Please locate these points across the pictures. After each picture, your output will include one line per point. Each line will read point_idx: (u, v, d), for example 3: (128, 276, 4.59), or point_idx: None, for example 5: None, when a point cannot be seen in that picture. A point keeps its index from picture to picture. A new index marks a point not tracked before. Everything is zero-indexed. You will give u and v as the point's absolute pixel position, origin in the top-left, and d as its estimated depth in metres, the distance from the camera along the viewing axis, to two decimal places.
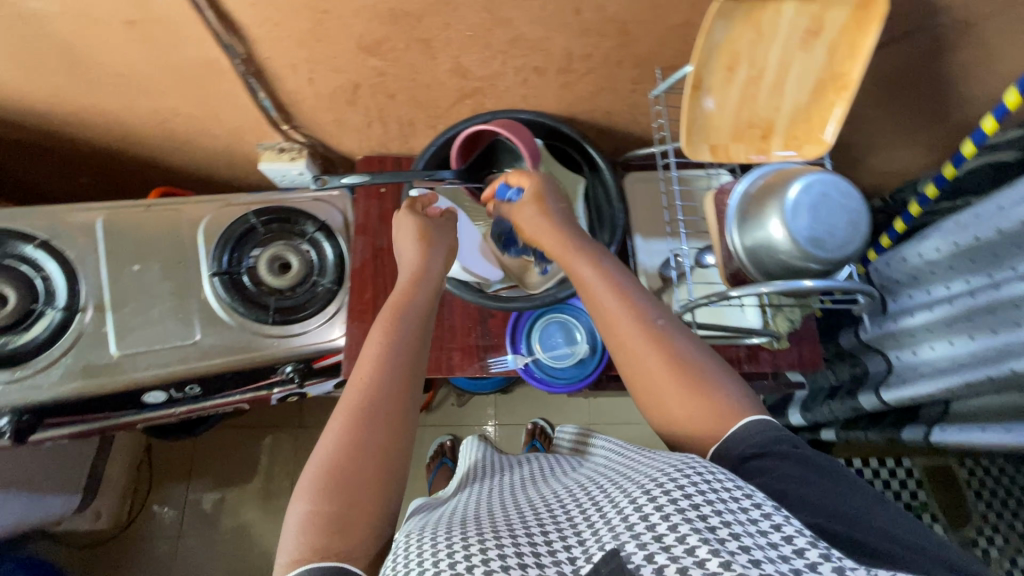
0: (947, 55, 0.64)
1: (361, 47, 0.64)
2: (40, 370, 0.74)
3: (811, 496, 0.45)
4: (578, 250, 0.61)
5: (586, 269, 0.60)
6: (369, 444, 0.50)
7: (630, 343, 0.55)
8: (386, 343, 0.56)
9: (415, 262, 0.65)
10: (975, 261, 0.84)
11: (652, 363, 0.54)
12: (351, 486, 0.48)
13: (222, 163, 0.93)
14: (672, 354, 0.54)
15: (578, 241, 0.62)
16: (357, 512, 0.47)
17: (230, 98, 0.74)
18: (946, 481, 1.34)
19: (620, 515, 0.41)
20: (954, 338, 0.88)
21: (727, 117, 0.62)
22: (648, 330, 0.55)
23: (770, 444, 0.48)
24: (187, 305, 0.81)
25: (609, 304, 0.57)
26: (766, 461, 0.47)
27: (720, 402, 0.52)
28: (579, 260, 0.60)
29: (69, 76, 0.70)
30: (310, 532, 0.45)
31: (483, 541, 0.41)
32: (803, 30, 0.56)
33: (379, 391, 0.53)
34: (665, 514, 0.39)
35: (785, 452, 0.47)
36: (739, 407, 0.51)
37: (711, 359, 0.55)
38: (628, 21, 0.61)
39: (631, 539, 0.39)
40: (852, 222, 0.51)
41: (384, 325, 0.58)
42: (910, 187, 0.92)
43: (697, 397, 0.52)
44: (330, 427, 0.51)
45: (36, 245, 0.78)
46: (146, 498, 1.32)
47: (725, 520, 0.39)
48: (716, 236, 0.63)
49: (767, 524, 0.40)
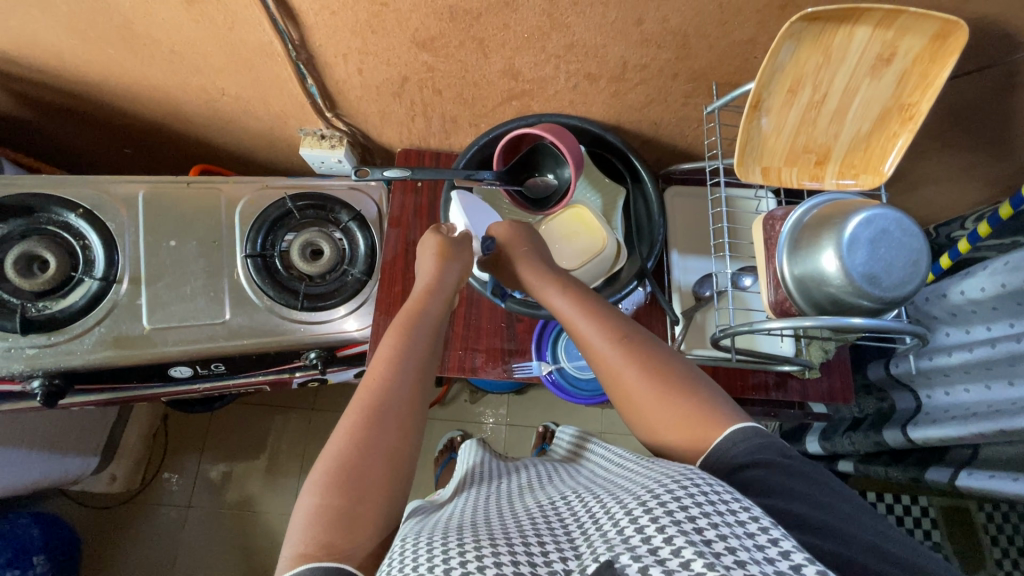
0: (1020, 92, 0.62)
1: (415, 41, 0.64)
2: (75, 336, 0.76)
3: (806, 511, 0.43)
4: (550, 280, 0.64)
5: (560, 302, 0.62)
6: (380, 443, 0.50)
7: (603, 358, 0.57)
8: (400, 346, 0.57)
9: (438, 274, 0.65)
10: (1023, 304, 0.81)
11: (625, 378, 0.55)
12: (358, 480, 0.47)
13: (262, 145, 0.94)
14: (644, 366, 0.55)
15: (548, 273, 0.64)
16: (363, 510, 0.47)
17: (279, 82, 0.74)
18: (963, 525, 1.31)
19: (614, 526, 0.39)
20: (992, 383, 0.86)
21: (783, 140, 0.60)
22: (619, 346, 0.56)
23: (760, 453, 0.47)
24: (219, 284, 0.82)
25: (581, 328, 0.59)
26: (760, 473, 0.46)
27: (698, 409, 0.52)
28: (553, 293, 0.63)
29: (124, 49, 0.71)
30: (319, 525, 0.45)
31: (478, 547, 0.39)
32: (874, 58, 0.54)
33: (388, 392, 0.53)
34: (660, 528, 0.37)
35: (778, 464, 0.46)
36: (720, 416, 0.51)
37: (687, 369, 0.55)
38: (690, 35, 0.59)
39: (625, 551, 0.36)
40: (911, 260, 0.49)
41: (398, 330, 0.59)
42: (959, 222, 0.89)
43: (672, 405, 0.52)
44: (342, 423, 0.51)
45: (79, 214, 0.79)
46: (159, 466, 1.35)
47: (723, 535, 0.36)
48: (762, 264, 0.61)
49: (765, 540, 0.36)
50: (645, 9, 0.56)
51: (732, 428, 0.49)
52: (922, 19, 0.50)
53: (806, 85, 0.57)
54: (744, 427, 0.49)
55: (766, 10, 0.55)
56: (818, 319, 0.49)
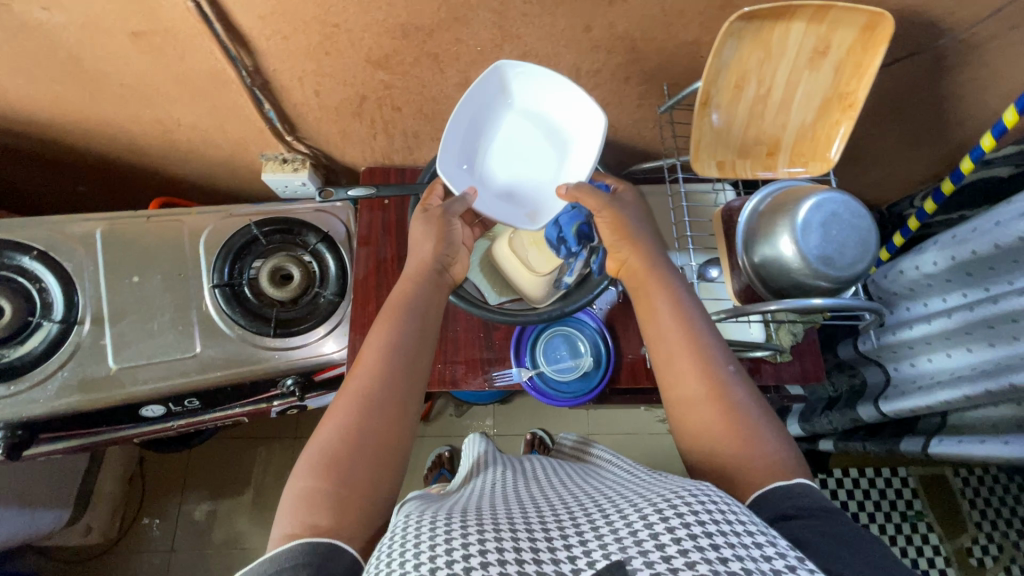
0: (949, 73, 0.66)
1: (370, 60, 0.64)
2: (37, 383, 0.73)
3: (851, 560, 0.38)
4: (657, 277, 0.58)
5: (661, 299, 0.56)
6: (368, 435, 0.49)
7: (687, 383, 0.52)
8: (392, 337, 0.55)
9: (426, 261, 0.62)
10: (972, 275, 0.84)
11: (706, 410, 0.50)
12: (345, 468, 0.47)
13: (223, 173, 0.93)
14: (732, 407, 0.50)
15: (655, 270, 0.59)
16: (348, 494, 0.46)
17: (235, 108, 0.73)
18: (941, 492, 1.36)
19: (626, 522, 0.38)
20: (952, 351, 0.89)
21: (735, 134, 0.64)
22: (712, 378, 0.51)
23: (813, 507, 0.43)
24: (187, 317, 0.80)
25: (676, 330, 0.54)
26: (806, 522, 0.42)
27: (768, 460, 0.47)
28: (655, 289, 0.57)
29: (71, 86, 0.69)
30: (305, 505, 0.45)
31: (482, 530, 0.38)
32: (810, 51, 0.57)
33: (384, 385, 0.51)
34: (677, 538, 0.35)
35: (834, 520, 0.41)
36: (778, 465, 0.47)
37: (768, 416, 0.50)
38: (638, 39, 0.61)
39: (638, 555, 0.35)
40: (860, 240, 0.52)
41: (390, 318, 0.56)
42: (908, 201, 0.94)
43: (745, 448, 0.48)
44: (334, 410, 0.50)
45: (33, 256, 0.76)
46: (137, 512, 1.30)
47: (739, 553, 0.35)
48: (723, 252, 0.64)
49: (782, 565, 0.35)
50: (592, 17, 0.58)
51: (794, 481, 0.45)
52: (850, 12, 0.53)
53: (750, 80, 0.59)
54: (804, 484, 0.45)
55: (707, 11, 0.58)
56: (781, 302, 0.51)
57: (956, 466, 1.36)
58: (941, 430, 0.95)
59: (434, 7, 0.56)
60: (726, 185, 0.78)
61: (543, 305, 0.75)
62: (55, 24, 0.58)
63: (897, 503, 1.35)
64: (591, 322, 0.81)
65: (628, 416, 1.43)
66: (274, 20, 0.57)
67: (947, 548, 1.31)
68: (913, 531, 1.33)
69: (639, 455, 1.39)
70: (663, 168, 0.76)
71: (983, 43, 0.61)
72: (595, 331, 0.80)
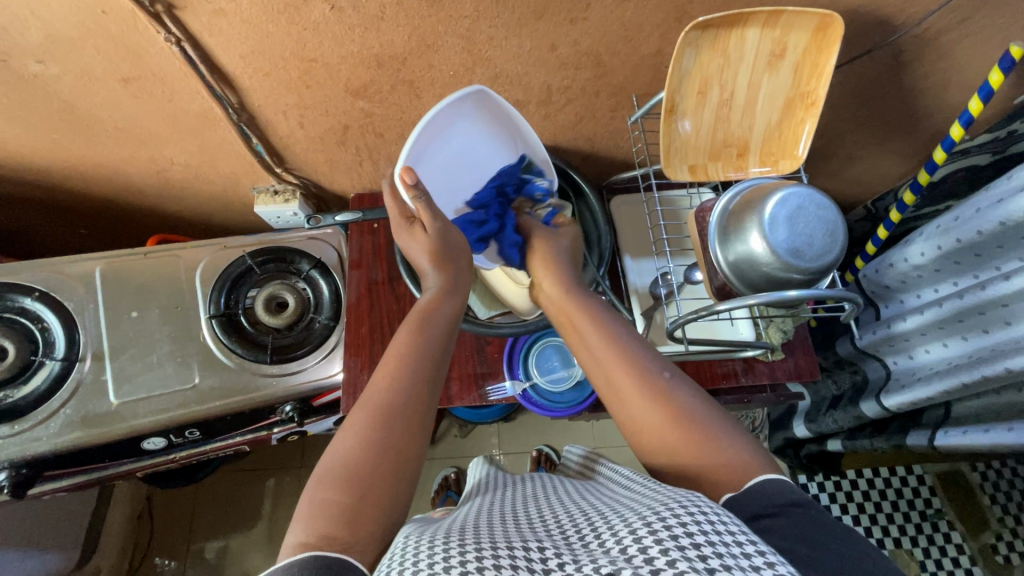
0: (909, 66, 0.67)
1: (349, 91, 0.67)
2: (40, 422, 0.74)
3: (822, 560, 0.39)
4: (579, 303, 0.61)
5: (587, 325, 0.59)
6: (385, 445, 0.48)
7: (633, 405, 0.52)
8: (412, 347, 0.55)
9: (460, 260, 0.65)
10: (960, 262, 0.83)
11: (657, 426, 0.50)
12: (365, 481, 0.46)
13: (218, 208, 0.96)
14: (677, 413, 0.50)
15: (579, 296, 0.62)
16: (367, 506, 0.45)
17: (225, 144, 0.76)
18: (960, 489, 1.32)
19: (616, 541, 0.38)
20: (947, 340, 0.89)
21: (703, 139, 0.66)
22: (652, 386, 0.52)
23: (780, 504, 0.43)
24: (186, 349, 0.82)
25: (607, 355, 0.56)
26: (776, 522, 0.41)
27: (737, 463, 0.47)
28: (581, 317, 0.60)
29: (67, 131, 0.73)
30: (320, 516, 0.44)
31: (479, 550, 0.39)
32: (767, 54, 0.59)
33: (401, 391, 0.52)
34: (664, 550, 0.35)
35: (798, 515, 0.42)
36: (746, 463, 0.47)
37: (725, 419, 0.50)
38: (603, 53, 0.64)
39: (628, 567, 0.35)
40: (829, 231, 0.53)
41: (412, 329, 0.57)
42: (891, 195, 0.95)
43: (706, 455, 0.48)
44: (351, 423, 0.50)
45: (35, 297, 0.79)
46: (147, 551, 1.29)
47: (725, 563, 0.34)
48: (700, 253, 0.67)
49: (769, 574, 0.34)
50: (556, 36, 0.60)
51: (758, 477, 0.45)
52: (800, 16, 0.55)
53: (713, 86, 0.62)
54: (770, 477, 0.45)
55: (665, 24, 0.60)
56: (758, 295, 0.52)
57: (972, 460, 1.33)
58: (946, 421, 0.93)
59: (405, 35, 0.58)
60: (703, 189, 0.81)
61: (530, 317, 0.76)
62: (50, 74, 0.62)
63: (915, 503, 1.32)
64: None
65: None
66: (254, 58, 0.60)
67: (970, 547, 1.27)
68: (935, 531, 1.30)
69: (646, 466, 1.38)
70: (640, 177, 0.78)
71: (938, 36, 0.63)
72: None
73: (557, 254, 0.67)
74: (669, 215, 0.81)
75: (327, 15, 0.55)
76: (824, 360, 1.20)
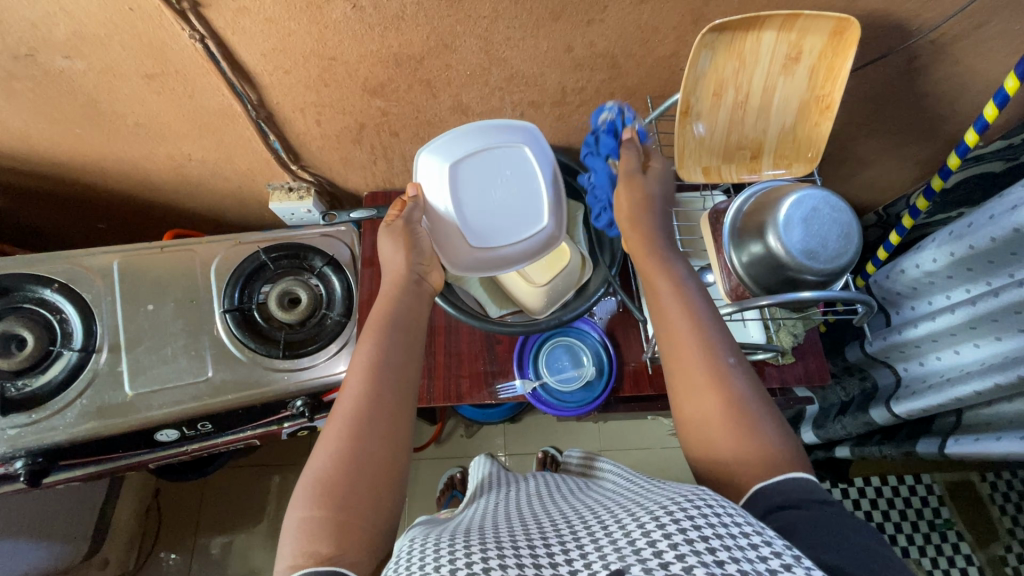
0: (925, 70, 0.67)
1: (366, 89, 0.68)
2: (56, 411, 0.76)
3: (838, 545, 0.40)
4: (656, 264, 0.60)
5: (662, 286, 0.58)
6: (363, 458, 0.48)
7: (687, 381, 0.52)
8: (377, 352, 0.55)
9: (409, 271, 0.63)
10: (973, 269, 0.82)
11: (707, 406, 0.50)
12: (343, 493, 0.46)
13: (234, 204, 0.97)
14: (730, 397, 0.50)
15: (653, 256, 0.60)
16: (350, 519, 0.45)
17: (243, 140, 0.77)
18: (969, 500, 1.31)
19: (624, 533, 0.38)
20: (960, 347, 0.88)
21: (716, 141, 0.67)
22: (713, 365, 0.52)
23: (800, 495, 0.44)
24: (200, 342, 0.83)
25: (677, 325, 0.55)
26: (793, 511, 0.43)
27: (773, 456, 0.47)
28: (658, 277, 0.59)
29: (88, 126, 0.74)
30: (304, 535, 0.44)
31: (486, 550, 0.39)
32: (782, 57, 0.60)
33: (376, 402, 0.51)
34: (673, 543, 0.35)
35: (818, 507, 0.43)
36: (780, 458, 0.47)
37: (769, 409, 0.50)
38: (618, 55, 0.64)
39: (636, 562, 0.35)
40: (843, 233, 0.53)
41: (377, 331, 0.57)
42: (904, 202, 0.95)
43: (744, 443, 0.48)
44: (327, 434, 0.50)
45: (54, 288, 0.80)
46: (153, 543, 1.30)
47: (734, 556, 0.35)
48: (714, 255, 0.67)
49: (777, 565, 0.35)
50: (573, 37, 0.61)
51: (782, 475, 0.46)
52: (817, 19, 0.55)
53: (728, 88, 0.62)
54: (796, 477, 0.46)
55: (680, 26, 0.61)
56: (771, 296, 0.52)
57: (982, 470, 1.31)
58: (957, 430, 0.92)
59: (423, 35, 0.59)
60: (715, 191, 0.81)
61: (542, 314, 0.77)
62: (76, 70, 0.63)
63: (923, 512, 1.31)
64: (594, 331, 0.82)
65: (639, 430, 1.42)
66: (275, 56, 0.61)
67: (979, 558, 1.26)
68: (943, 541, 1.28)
69: (651, 469, 1.38)
70: None
71: (954, 42, 0.63)
72: (597, 340, 0.81)
73: (643, 199, 0.63)
74: (681, 217, 0.81)
75: (348, 14, 0.56)
76: (833, 366, 1.19)
